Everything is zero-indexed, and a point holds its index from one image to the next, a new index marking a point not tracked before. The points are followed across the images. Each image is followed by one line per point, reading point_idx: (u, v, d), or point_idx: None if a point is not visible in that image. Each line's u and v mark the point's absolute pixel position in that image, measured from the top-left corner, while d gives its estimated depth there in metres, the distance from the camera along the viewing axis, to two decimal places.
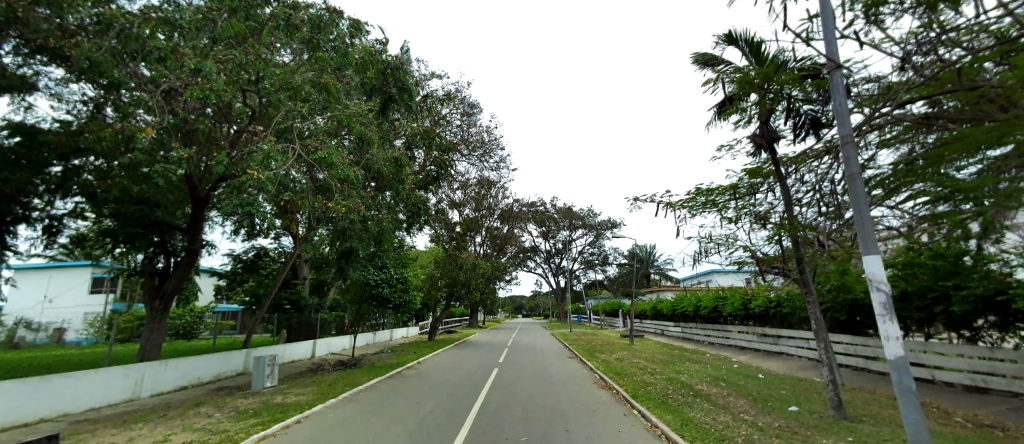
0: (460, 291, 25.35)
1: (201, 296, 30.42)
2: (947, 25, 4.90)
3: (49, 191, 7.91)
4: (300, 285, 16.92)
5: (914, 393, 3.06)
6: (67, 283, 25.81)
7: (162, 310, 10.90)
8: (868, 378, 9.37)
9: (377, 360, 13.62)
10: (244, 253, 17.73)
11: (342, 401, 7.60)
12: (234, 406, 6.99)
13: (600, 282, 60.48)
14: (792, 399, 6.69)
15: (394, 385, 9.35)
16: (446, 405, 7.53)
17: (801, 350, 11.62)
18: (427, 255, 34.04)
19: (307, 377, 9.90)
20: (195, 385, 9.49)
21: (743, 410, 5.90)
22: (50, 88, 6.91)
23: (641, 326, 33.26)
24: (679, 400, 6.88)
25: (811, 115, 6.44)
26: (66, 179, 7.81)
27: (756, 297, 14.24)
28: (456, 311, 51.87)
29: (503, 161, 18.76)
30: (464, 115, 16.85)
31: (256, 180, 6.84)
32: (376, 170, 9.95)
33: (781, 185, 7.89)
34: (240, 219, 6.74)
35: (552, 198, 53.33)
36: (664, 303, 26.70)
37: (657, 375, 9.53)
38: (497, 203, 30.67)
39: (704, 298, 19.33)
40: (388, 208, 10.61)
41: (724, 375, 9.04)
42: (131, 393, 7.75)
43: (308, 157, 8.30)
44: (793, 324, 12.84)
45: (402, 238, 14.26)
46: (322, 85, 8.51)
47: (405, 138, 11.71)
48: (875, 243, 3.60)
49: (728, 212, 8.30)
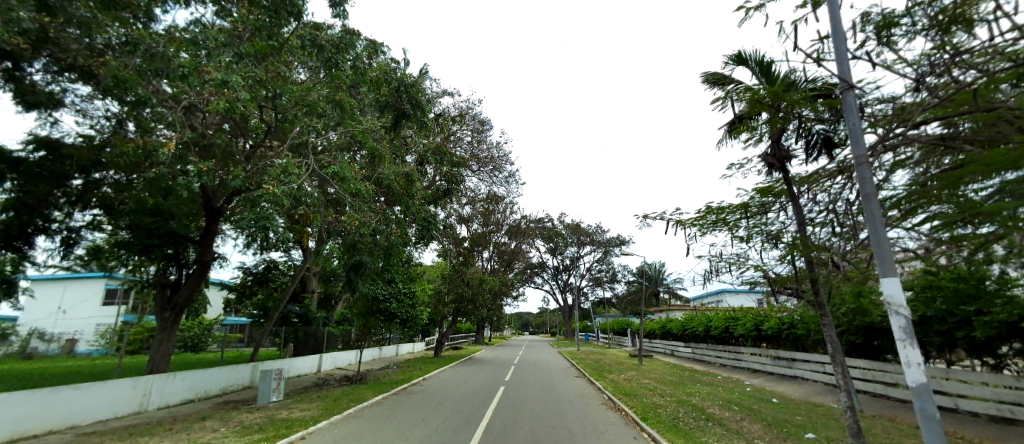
0: (467, 307, 25.25)
1: (210, 309, 30.70)
2: (960, 47, 4.92)
3: (70, 202, 8.17)
4: (308, 298, 16.97)
5: (937, 422, 2.96)
6: (83, 294, 26.34)
7: (172, 322, 10.97)
8: (888, 405, 8.99)
9: (383, 375, 13.50)
10: (255, 266, 17.92)
11: (346, 417, 7.50)
12: (239, 419, 6.97)
13: (609, 299, 59.63)
14: (810, 425, 6.43)
15: (399, 401, 9.23)
16: (452, 422, 7.51)
17: (817, 374, 11.22)
18: (434, 269, 34.10)
19: (312, 392, 9.83)
20: (201, 398, 9.46)
21: (757, 436, 5.69)
22: (75, 104, 7.18)
23: (651, 346, 32.59)
24: (690, 423, 6.69)
25: (823, 135, 6.43)
26: (86, 191, 8.05)
27: (767, 318, 13.94)
28: (463, 327, 51.35)
29: (512, 176, 18.91)
30: (474, 132, 17.17)
31: (271, 195, 6.96)
32: (387, 185, 10.10)
33: (793, 205, 7.84)
34: (253, 233, 6.83)
35: (559, 214, 53.36)
36: (674, 322, 26.18)
37: (667, 396, 9.27)
38: (504, 219, 30.77)
39: (715, 318, 18.88)
40: (398, 222, 10.72)
41: (736, 398, 8.75)
42: (137, 405, 7.75)
43: (321, 172, 8.46)
44: (808, 346, 12.45)
45: (411, 252, 14.32)
46: (337, 102, 8.81)
47: (417, 154, 11.86)
48: (893, 265, 3.52)
49: (739, 230, 8.23)
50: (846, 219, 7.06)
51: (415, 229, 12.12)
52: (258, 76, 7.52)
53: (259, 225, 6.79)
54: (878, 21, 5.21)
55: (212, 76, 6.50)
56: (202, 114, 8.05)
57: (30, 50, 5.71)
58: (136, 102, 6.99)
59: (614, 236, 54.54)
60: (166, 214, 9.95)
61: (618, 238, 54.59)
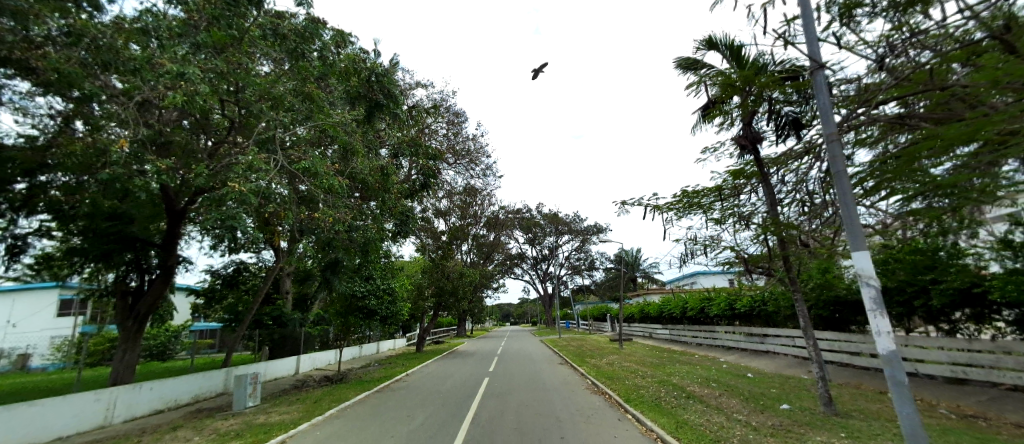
0: (448, 301, 25.12)
1: (176, 315, 29.19)
2: (917, 28, 5.12)
3: (12, 208, 7.49)
4: (282, 300, 16.42)
5: (907, 386, 3.12)
6: (32, 306, 24.44)
7: (137, 331, 10.28)
8: (854, 373, 9.55)
9: (366, 373, 13.24)
10: (223, 268, 17.08)
11: (330, 418, 7.27)
12: (214, 428, 6.65)
13: (588, 287, 60.70)
14: (785, 396, 6.71)
15: (383, 399, 9.05)
16: (440, 416, 7.43)
17: (787, 348, 11.76)
18: (413, 264, 33.66)
19: (292, 395, 9.51)
20: (172, 408, 8.96)
21: (736, 410, 5.94)
22: (13, 101, 6.48)
23: (630, 330, 33.48)
24: (673, 402, 6.88)
25: (792, 116, 6.54)
26: (29, 196, 7.39)
27: (740, 298, 14.49)
28: (445, 321, 51.11)
29: (490, 168, 18.72)
30: (449, 125, 16.86)
31: (237, 192, 6.53)
32: (362, 179, 9.73)
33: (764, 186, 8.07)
34: (219, 233, 6.40)
35: (537, 204, 53.52)
36: (651, 306, 26.93)
37: (649, 378, 9.55)
38: (483, 211, 30.56)
39: (690, 300, 19.43)
40: (375, 218, 10.41)
41: (714, 376, 9.07)
42: (103, 419, 7.23)
43: (291, 167, 8.07)
44: (777, 323, 13.05)
45: (389, 248, 13.99)
46: (306, 94, 8.44)
47: (392, 147, 11.19)
48: (862, 239, 3.62)
49: (714, 213, 8.44)
50: (813, 197, 7.36)
51: (392, 224, 11.83)
52: (219, 68, 7.02)
53: (225, 223, 6.36)
54: (843, 2, 5.32)
55: (167, 66, 6.01)
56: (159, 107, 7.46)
57: None
58: (81, 97, 6.41)
59: (592, 225, 55.43)
60: (122, 215, 9.26)
61: (596, 227, 55.47)
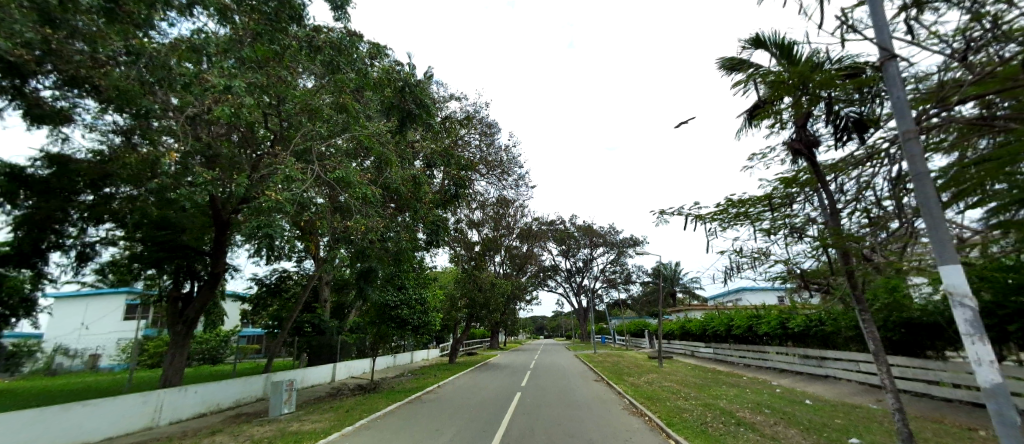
0: (481, 312, 25.03)
1: (226, 320, 31.09)
2: (1002, 18, 4.53)
3: (82, 217, 8.31)
4: (321, 308, 17.07)
5: (1022, 430, 2.58)
6: (104, 310, 26.96)
7: (185, 335, 10.96)
8: (931, 405, 8.21)
9: (397, 383, 13.31)
10: (268, 277, 18.08)
11: (358, 429, 7.26)
12: (249, 434, 6.85)
13: (624, 301, 58.61)
14: (852, 427, 5.90)
15: (412, 411, 8.98)
16: (468, 432, 7.22)
17: (849, 373, 10.55)
18: (446, 275, 34.07)
19: (325, 403, 9.67)
20: (214, 411, 9.38)
21: (795, 442, 5.27)
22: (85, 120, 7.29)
23: (669, 347, 31.77)
24: (720, 429, 6.28)
25: (855, 117, 5.88)
26: (95, 206, 8.19)
27: (793, 316, 13.28)
28: (477, 333, 51.07)
29: (522, 178, 18.63)
30: (480, 135, 17.00)
31: (275, 203, 6.83)
32: (394, 189, 9.91)
33: (820, 193, 7.36)
34: (258, 242, 6.69)
35: (570, 215, 52.73)
36: (693, 322, 25.40)
37: (692, 400, 8.84)
38: (515, 222, 30.44)
39: (737, 317, 18.10)
40: (407, 227, 10.56)
41: (766, 401, 8.23)
42: (149, 420, 7.68)
43: (327, 178, 8.37)
44: (838, 344, 11.78)
45: (421, 257, 14.17)
46: (342, 105, 8.78)
47: (425, 157, 11.43)
48: (953, 252, 3.10)
49: (763, 223, 7.82)
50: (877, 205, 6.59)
51: (424, 233, 11.94)
52: (261, 82, 7.45)
53: (264, 233, 6.66)
54: None
55: (216, 84, 6.42)
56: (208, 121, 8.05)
57: (33, 62, 5.85)
58: (139, 113, 7.06)
59: (628, 236, 53.78)
60: (178, 225, 9.98)
61: (632, 239, 53.74)
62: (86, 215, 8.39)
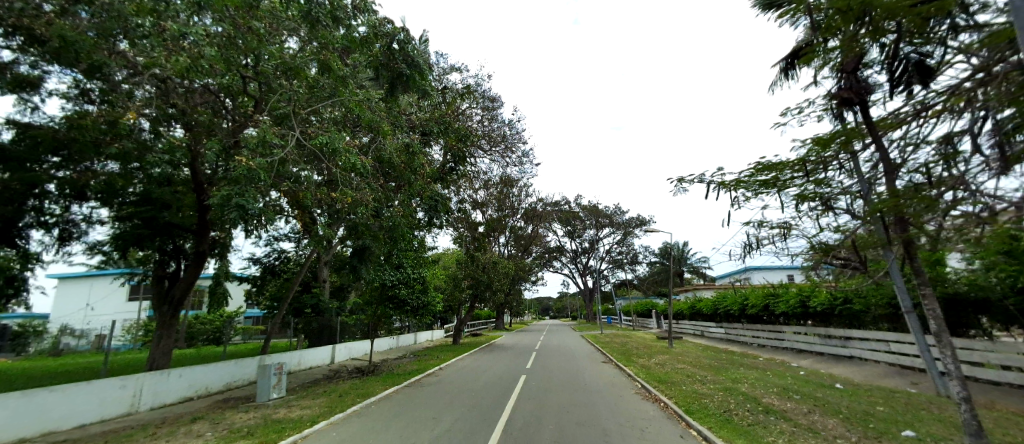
0: (484, 293, 24.60)
1: (230, 301, 31.08)
2: None
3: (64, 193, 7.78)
4: (320, 288, 16.68)
5: None
6: (109, 291, 27.06)
7: (171, 317, 10.60)
8: (976, 389, 7.48)
9: (398, 366, 12.91)
10: (266, 257, 17.74)
11: (349, 416, 6.75)
12: (230, 422, 6.37)
13: (631, 282, 58.12)
14: (900, 417, 5.20)
15: (409, 395, 8.49)
16: (467, 419, 6.66)
17: (877, 353, 9.86)
18: (450, 256, 33.67)
19: (319, 387, 9.24)
20: (201, 396, 8.98)
21: (837, 435, 4.59)
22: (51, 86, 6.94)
23: (679, 328, 31.19)
24: (748, 418, 5.62)
25: (919, 58, 4.76)
26: (77, 181, 7.60)
27: (816, 294, 12.45)
28: (483, 314, 51.13)
29: (526, 155, 17.74)
30: (481, 109, 16.01)
31: (248, 171, 6.12)
32: (387, 160, 9.17)
33: (861, 154, 6.38)
34: (230, 214, 6.03)
35: (576, 195, 51.73)
36: (704, 301, 24.75)
37: (709, 384, 8.22)
38: (519, 203, 29.61)
39: (751, 296, 17.37)
40: (401, 202, 9.86)
41: (791, 384, 7.59)
42: (129, 406, 7.26)
43: (309, 145, 7.66)
44: (864, 323, 11.03)
45: (420, 236, 13.54)
46: (326, 65, 7.98)
47: (419, 126, 10.73)
48: None
49: (792, 190, 6.97)
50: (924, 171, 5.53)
51: (422, 210, 11.25)
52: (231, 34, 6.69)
53: (236, 204, 5.98)
54: None
55: (171, 30, 5.72)
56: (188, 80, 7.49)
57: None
58: (93, 69, 6.47)
59: (635, 217, 52.85)
60: (158, 201, 9.47)
61: (639, 219, 52.81)
62: (69, 193, 8.00)
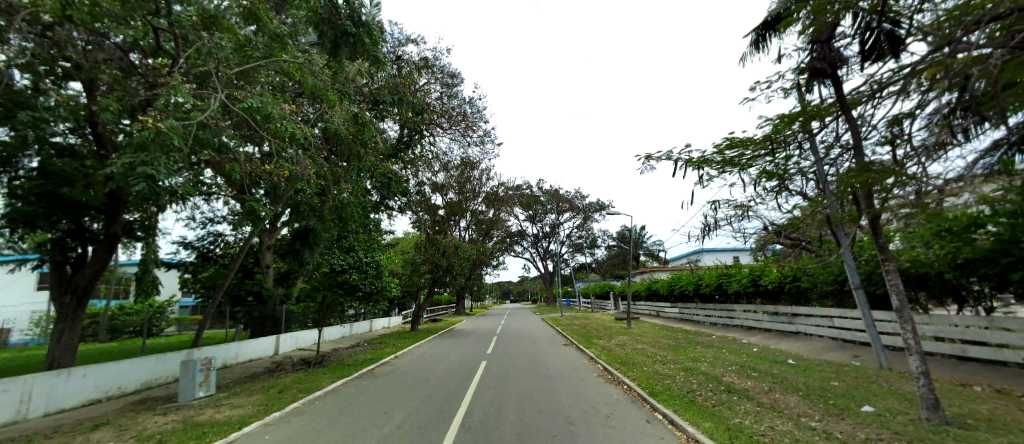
0: (445, 278, 23.88)
1: (159, 290, 28.03)
2: None
3: None
4: (262, 274, 15.19)
5: None
6: (7, 280, 23.38)
7: (76, 307, 9.02)
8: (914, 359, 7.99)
9: (350, 355, 12.02)
10: (199, 241, 15.88)
11: (289, 414, 5.93)
12: (139, 429, 5.35)
13: (590, 265, 59.63)
14: (856, 391, 5.29)
15: (360, 388, 7.76)
16: (425, 412, 6.09)
17: (821, 328, 10.47)
18: (408, 240, 32.46)
19: (257, 382, 8.26)
20: (113, 397, 7.71)
21: (803, 413, 4.54)
22: None
23: (636, 309, 32.28)
24: (713, 398, 5.53)
25: (891, 28, 4.45)
26: None
27: (767, 274, 13.00)
28: (443, 299, 50.38)
29: (488, 134, 16.98)
30: (441, 84, 15.00)
31: (153, 131, 5.01)
32: (333, 130, 8.12)
33: (818, 135, 6.32)
34: (129, 183, 4.90)
35: (538, 180, 51.70)
36: (660, 283, 25.63)
37: (672, 364, 8.24)
38: (481, 186, 28.86)
39: (705, 277, 18.06)
40: (351, 177, 8.87)
41: (749, 362, 7.74)
42: (15, 413, 5.97)
43: (236, 106, 6.51)
44: (809, 301, 11.68)
45: (374, 217, 12.52)
46: (252, 11, 6.75)
47: (369, 95, 9.66)
48: None
49: (758, 169, 6.94)
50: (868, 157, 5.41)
51: (374, 187, 10.30)
52: None
53: (137, 171, 4.88)
54: None
55: None
56: (86, 28, 6.14)
57: None
58: None
59: (595, 202, 53.84)
60: (66, 177, 7.71)
61: (598, 204, 53.88)
62: None
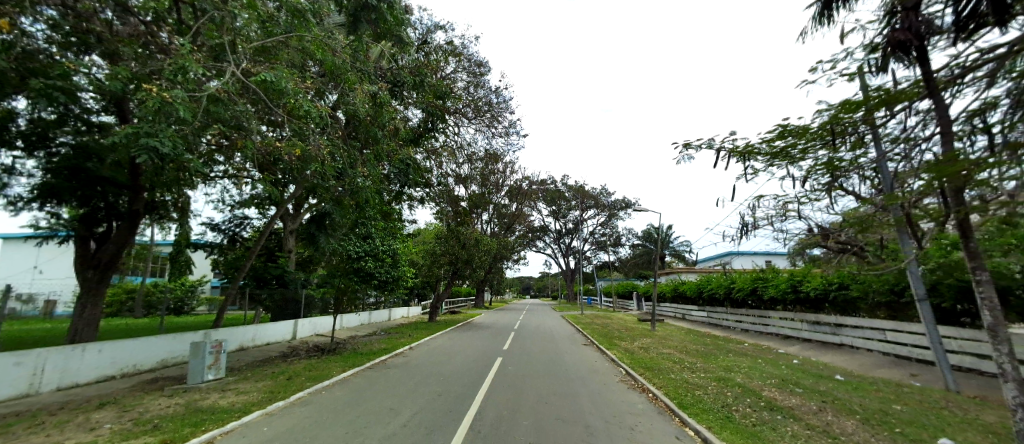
0: (464, 270, 23.72)
1: (195, 270, 29.35)
2: None
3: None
4: (285, 258, 15.43)
5: None
6: (60, 255, 25.07)
7: (98, 283, 9.47)
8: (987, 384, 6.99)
9: (365, 344, 11.96)
10: (227, 224, 16.33)
11: (294, 403, 5.76)
12: (144, 410, 5.28)
13: (613, 264, 58.36)
14: (926, 418, 4.54)
15: (370, 379, 7.55)
16: (434, 409, 5.77)
17: (871, 342, 9.48)
18: (429, 231, 32.59)
19: (269, 367, 8.20)
20: (128, 375, 7.86)
21: (863, 441, 3.87)
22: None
23: (660, 310, 31.17)
24: (752, 416, 4.89)
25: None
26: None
27: (809, 279, 11.98)
28: (463, 291, 50.59)
29: (513, 125, 16.51)
30: (468, 72, 14.64)
31: (160, 104, 4.82)
32: (351, 112, 7.87)
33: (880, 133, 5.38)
34: (136, 157, 4.78)
35: (563, 176, 50.89)
36: (687, 285, 24.51)
37: (700, 372, 7.60)
38: (504, 180, 28.52)
39: (738, 280, 17.01)
40: (368, 161, 8.64)
41: (789, 375, 7.01)
42: (28, 388, 6.09)
43: (250, 82, 6.34)
44: (858, 311, 10.64)
45: (393, 205, 12.35)
46: None
47: (390, 78, 9.40)
48: None
49: (810, 165, 6.14)
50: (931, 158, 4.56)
51: (393, 174, 10.08)
52: None
53: (143, 144, 4.70)
54: None
55: None
56: None
57: None
58: None
59: (620, 199, 52.51)
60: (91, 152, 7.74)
61: (624, 202, 52.52)
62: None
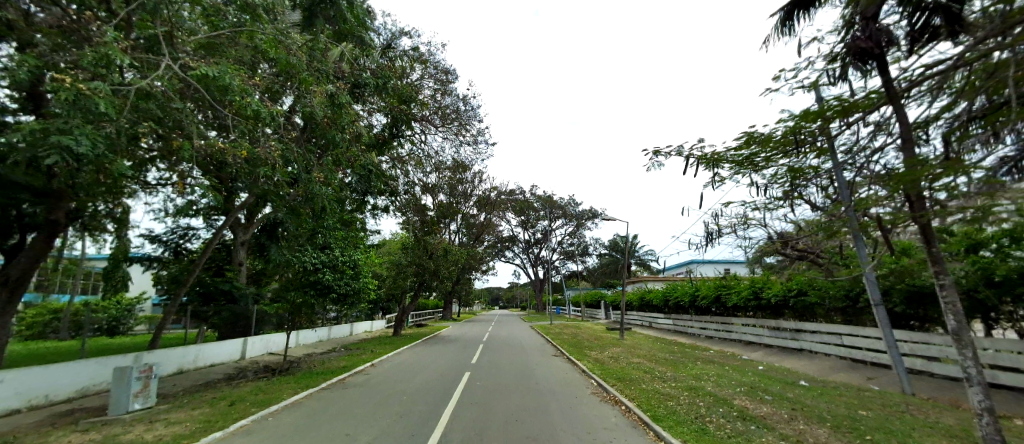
0: (432, 281, 22.97)
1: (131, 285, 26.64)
2: None
3: None
4: (234, 271, 14.21)
5: None
6: None
7: (7, 302, 8.18)
8: (935, 384, 7.38)
9: (323, 362, 11.10)
10: (167, 234, 14.89)
11: (235, 434, 5.07)
12: None
13: (581, 273, 59.04)
14: (891, 422, 4.61)
15: (326, 401, 6.89)
16: (395, 433, 5.28)
17: (828, 346, 9.90)
18: (394, 241, 31.52)
19: (208, 392, 7.32)
20: (36, 407, 6.73)
21: None
22: None
23: (628, 319, 31.65)
24: (727, 428, 4.79)
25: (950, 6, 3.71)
26: None
27: (769, 286, 12.44)
28: (430, 304, 49.24)
29: (482, 133, 16.29)
30: (435, 79, 14.34)
31: (75, 93, 4.17)
32: (308, 112, 7.33)
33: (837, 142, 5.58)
34: (41, 153, 4.08)
35: (532, 186, 51.20)
36: (654, 293, 25.01)
37: (672, 382, 7.55)
38: (472, 189, 28.16)
39: (702, 288, 17.51)
40: (327, 165, 8.07)
41: (757, 382, 7.08)
42: None
43: (191, 76, 5.73)
44: (815, 316, 11.14)
45: (355, 214, 11.69)
46: None
47: (352, 79, 8.92)
48: None
49: (774, 174, 6.30)
50: (880, 170, 4.76)
51: (355, 180, 9.50)
52: None
53: (51, 138, 4.03)
54: None
55: None
56: None
57: None
58: None
59: (588, 210, 53.49)
60: None
61: (591, 212, 53.51)
62: None
